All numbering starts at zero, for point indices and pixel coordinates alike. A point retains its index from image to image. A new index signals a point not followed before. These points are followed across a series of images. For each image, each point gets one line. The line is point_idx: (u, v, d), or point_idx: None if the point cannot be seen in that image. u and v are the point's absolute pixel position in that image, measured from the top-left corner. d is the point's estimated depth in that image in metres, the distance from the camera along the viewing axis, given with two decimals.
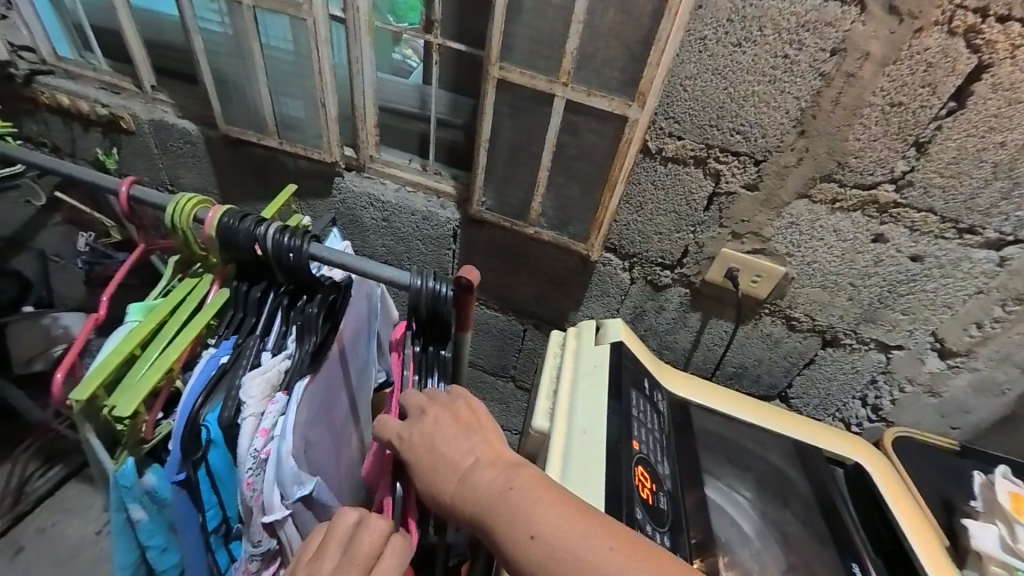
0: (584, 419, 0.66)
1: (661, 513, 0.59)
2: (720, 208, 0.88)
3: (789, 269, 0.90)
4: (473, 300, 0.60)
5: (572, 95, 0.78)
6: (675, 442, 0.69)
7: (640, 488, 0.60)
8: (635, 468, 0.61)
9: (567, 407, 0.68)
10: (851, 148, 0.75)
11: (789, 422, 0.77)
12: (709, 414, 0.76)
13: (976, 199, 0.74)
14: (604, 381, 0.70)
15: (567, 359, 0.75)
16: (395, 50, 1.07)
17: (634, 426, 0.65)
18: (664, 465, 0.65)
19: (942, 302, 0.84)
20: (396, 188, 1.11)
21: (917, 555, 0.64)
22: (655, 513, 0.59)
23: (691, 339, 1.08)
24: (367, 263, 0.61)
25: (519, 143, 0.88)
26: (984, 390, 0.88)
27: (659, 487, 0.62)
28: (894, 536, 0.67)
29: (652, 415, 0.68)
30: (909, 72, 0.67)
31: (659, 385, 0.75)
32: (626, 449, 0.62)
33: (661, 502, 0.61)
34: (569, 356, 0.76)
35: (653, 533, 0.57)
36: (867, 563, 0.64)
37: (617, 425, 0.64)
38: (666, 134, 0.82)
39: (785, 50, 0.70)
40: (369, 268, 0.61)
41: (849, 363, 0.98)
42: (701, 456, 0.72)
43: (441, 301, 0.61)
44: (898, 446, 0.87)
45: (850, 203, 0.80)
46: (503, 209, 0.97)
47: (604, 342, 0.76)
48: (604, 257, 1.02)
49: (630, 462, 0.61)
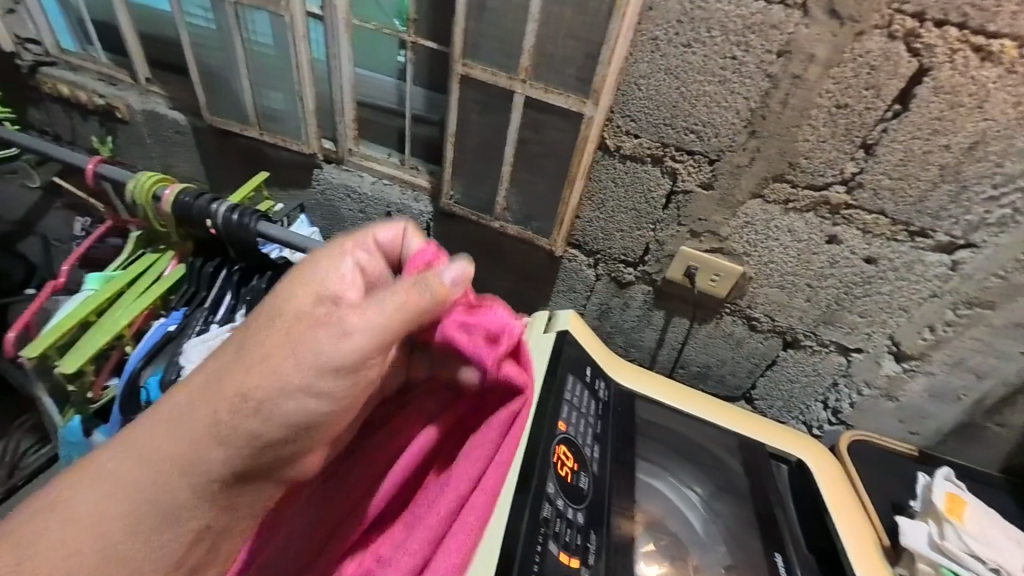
0: None
1: (579, 491, 0.61)
2: (678, 206, 0.89)
3: (747, 268, 0.91)
4: None
5: (532, 92, 0.80)
6: (612, 427, 0.71)
7: (560, 466, 0.61)
8: (556, 446, 0.63)
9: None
10: (801, 149, 0.76)
11: (737, 416, 0.77)
12: (652, 405, 0.77)
13: (925, 202, 0.74)
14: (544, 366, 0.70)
15: None
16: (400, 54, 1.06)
17: (565, 408, 0.67)
18: (592, 448, 0.66)
19: (898, 306, 0.84)
20: (373, 181, 1.15)
21: (845, 551, 0.65)
22: (571, 490, 0.60)
23: (656, 337, 1.09)
24: (310, 240, 0.67)
25: (483, 138, 0.91)
26: (942, 397, 0.86)
27: (581, 467, 0.63)
28: (826, 533, 0.67)
29: (588, 401, 0.70)
30: (853, 75, 0.68)
31: (604, 373, 0.76)
32: (551, 428, 0.64)
33: (582, 481, 0.62)
34: None
35: (565, 507, 0.59)
36: (791, 554, 0.65)
37: (548, 406, 0.66)
38: (623, 132, 0.85)
39: (733, 51, 0.72)
40: (310, 245, 0.67)
41: (811, 365, 0.98)
42: (639, 445, 0.73)
43: None
44: (852, 449, 0.86)
45: (803, 204, 0.81)
46: (470, 203, 1.00)
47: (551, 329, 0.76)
48: (570, 252, 1.04)
49: (552, 439, 0.63)
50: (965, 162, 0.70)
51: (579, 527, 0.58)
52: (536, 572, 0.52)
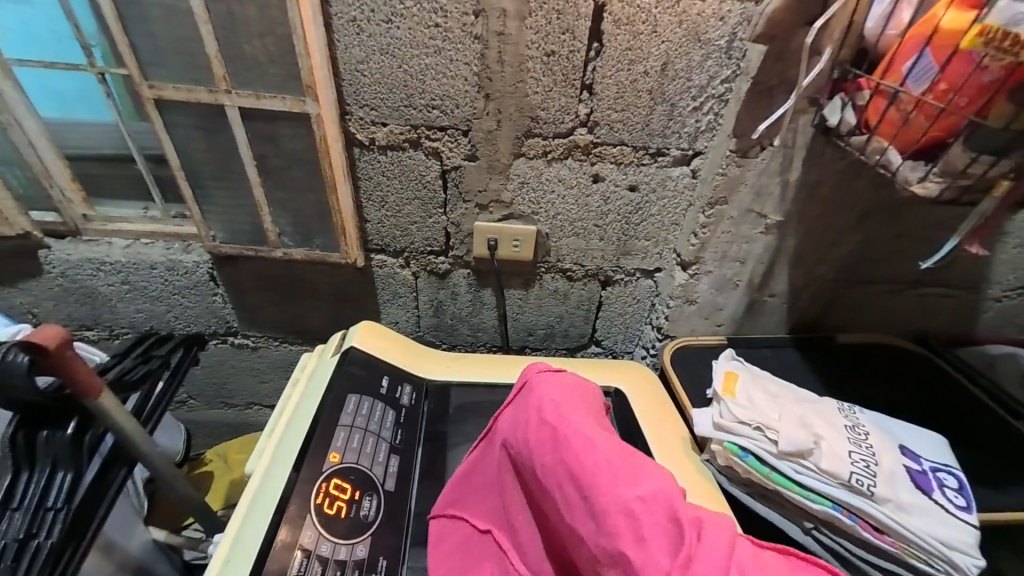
0: (288, 438, 0.63)
1: (362, 521, 0.58)
2: (456, 184, 0.88)
3: (540, 225, 0.94)
4: (73, 363, 0.51)
5: (242, 103, 0.75)
6: (412, 431, 0.69)
7: (328, 503, 0.57)
8: (323, 483, 0.58)
9: (281, 433, 0.64)
10: (535, 102, 0.79)
11: None
12: (465, 387, 0.77)
13: (651, 125, 0.82)
14: (316, 397, 0.67)
15: (299, 382, 0.72)
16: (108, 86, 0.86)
17: (339, 433, 0.63)
18: (386, 463, 0.63)
19: (670, 221, 0.94)
20: (126, 245, 0.99)
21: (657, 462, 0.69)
22: (349, 525, 0.57)
23: (495, 315, 1.08)
24: None
25: (221, 162, 0.82)
26: (724, 288, 0.98)
27: (365, 488, 0.60)
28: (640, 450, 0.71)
29: (382, 412, 0.68)
30: (547, 22, 0.71)
31: (407, 376, 0.75)
32: (315, 461, 0.60)
33: (366, 507, 0.59)
34: (303, 378, 0.72)
35: (334, 547, 0.55)
36: None
37: (318, 436, 0.62)
38: (369, 123, 0.80)
39: (434, 19, 0.70)
40: None
41: (629, 295, 1.06)
42: (453, 432, 0.71)
43: (12, 378, 0.48)
44: (674, 362, 0.93)
45: (559, 152, 0.85)
46: (239, 237, 0.91)
47: (340, 349, 0.75)
48: (377, 259, 0.98)
49: (317, 477, 0.59)
50: (665, 82, 0.77)
51: (361, 563, 0.55)
52: None
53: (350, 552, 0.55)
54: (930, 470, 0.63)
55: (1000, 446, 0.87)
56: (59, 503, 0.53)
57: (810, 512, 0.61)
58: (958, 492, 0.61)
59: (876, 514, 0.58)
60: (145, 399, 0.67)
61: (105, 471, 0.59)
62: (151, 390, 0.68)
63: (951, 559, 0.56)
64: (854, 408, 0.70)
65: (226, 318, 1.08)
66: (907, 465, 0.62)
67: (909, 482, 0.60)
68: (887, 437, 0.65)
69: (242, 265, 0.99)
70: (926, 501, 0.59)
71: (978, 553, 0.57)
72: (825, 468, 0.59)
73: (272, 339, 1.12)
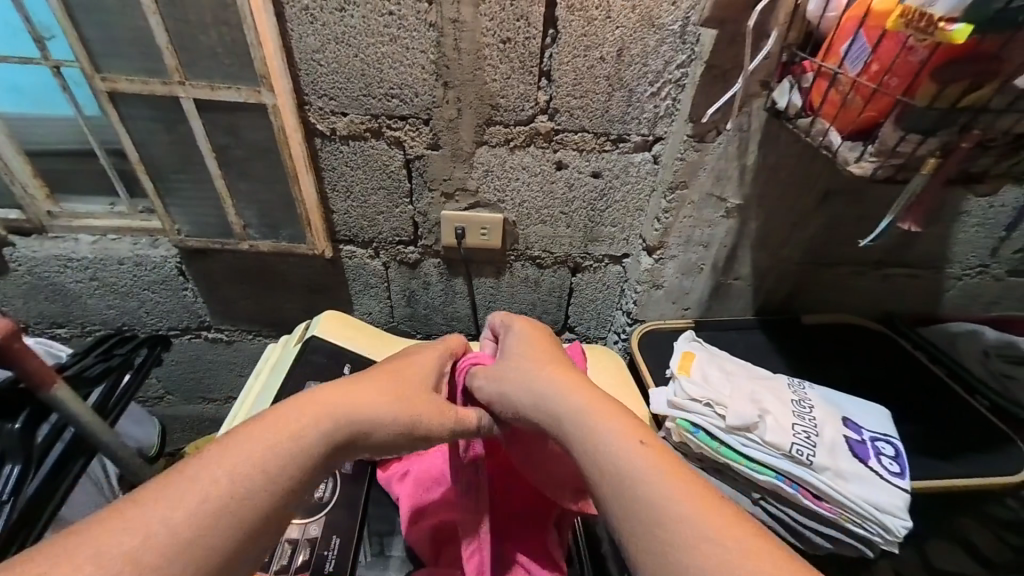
0: None
1: (317, 502, 0.62)
2: (420, 173, 0.88)
3: (507, 213, 0.95)
4: (24, 348, 0.52)
5: (197, 94, 0.74)
6: None
7: None
8: None
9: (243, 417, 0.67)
10: (494, 89, 0.79)
11: None
12: None
13: (611, 111, 0.82)
14: (274, 388, 0.69)
15: (262, 372, 0.73)
16: (70, 83, 0.85)
17: None
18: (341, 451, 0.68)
19: (635, 207, 0.95)
20: (93, 240, 0.98)
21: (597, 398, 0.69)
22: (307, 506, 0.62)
23: (468, 304, 1.09)
24: None
25: (182, 155, 0.82)
26: (690, 272, 1.00)
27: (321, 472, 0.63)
28: None
29: None
30: (500, 9, 0.71)
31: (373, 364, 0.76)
32: None
33: (322, 491, 0.64)
34: (266, 369, 0.74)
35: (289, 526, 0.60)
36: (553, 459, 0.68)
37: None
38: (329, 113, 0.80)
39: (387, 7, 0.70)
40: None
41: (599, 281, 1.07)
42: None
43: None
44: (640, 345, 0.96)
45: (521, 139, 0.85)
46: (206, 231, 0.92)
47: (306, 336, 0.77)
48: (346, 250, 0.99)
49: None
50: (622, 68, 0.78)
51: (319, 540, 0.60)
52: None
53: (304, 531, 0.60)
54: (869, 439, 0.65)
55: (954, 419, 0.90)
56: (5, 495, 0.50)
57: (756, 483, 0.64)
58: (894, 460, 0.64)
59: (816, 482, 0.60)
60: (109, 391, 0.67)
61: (59, 464, 0.57)
62: (116, 381, 0.69)
63: (883, 522, 0.58)
64: (806, 385, 0.72)
65: (199, 312, 1.09)
66: (848, 435, 0.65)
67: (849, 451, 0.63)
68: (832, 411, 0.68)
69: (211, 258, 0.99)
70: (863, 469, 0.62)
71: (909, 517, 0.59)
72: (769, 441, 0.62)
73: (247, 332, 1.13)
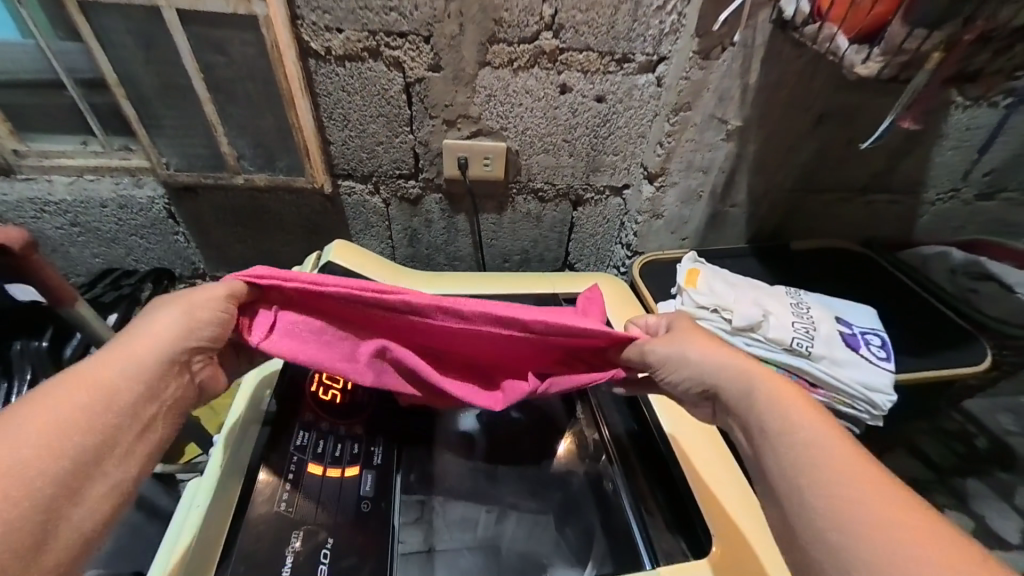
0: None
1: (357, 404, 0.59)
2: (421, 98, 0.85)
3: (510, 142, 0.93)
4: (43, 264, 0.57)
5: (180, 4, 0.69)
6: None
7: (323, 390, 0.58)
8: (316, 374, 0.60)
9: None
10: (498, 2, 0.76)
11: (523, 283, 0.83)
12: (446, 300, 0.79)
13: (616, 28, 0.81)
14: None
15: None
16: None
17: None
18: None
19: (638, 133, 0.95)
20: (69, 181, 0.93)
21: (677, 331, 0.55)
22: (348, 408, 0.58)
23: (470, 242, 1.09)
24: None
25: (166, 79, 0.78)
26: (689, 200, 1.02)
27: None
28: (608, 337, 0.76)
29: None
30: None
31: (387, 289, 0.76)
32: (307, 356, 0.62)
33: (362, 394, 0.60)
34: None
35: (333, 426, 0.57)
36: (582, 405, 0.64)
37: None
38: (322, 29, 0.76)
39: None
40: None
41: (600, 214, 1.08)
42: None
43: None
44: (643, 273, 0.99)
45: (525, 60, 0.83)
46: (197, 165, 0.88)
47: (319, 265, 0.76)
48: (344, 185, 0.96)
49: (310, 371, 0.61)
50: None
51: (364, 437, 0.57)
52: (284, 501, 0.50)
53: (349, 429, 0.57)
54: (860, 332, 0.71)
55: (928, 327, 0.98)
56: None
57: None
58: (882, 347, 0.70)
59: (814, 371, 0.66)
60: (124, 318, 0.67)
61: None
62: (127, 312, 0.67)
63: (872, 399, 0.65)
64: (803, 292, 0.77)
65: (192, 259, 1.05)
66: (841, 330, 0.70)
67: (842, 342, 0.68)
68: (826, 311, 0.73)
69: (201, 197, 0.95)
70: (856, 356, 0.68)
71: (895, 393, 0.66)
72: (772, 337, 0.67)
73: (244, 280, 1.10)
